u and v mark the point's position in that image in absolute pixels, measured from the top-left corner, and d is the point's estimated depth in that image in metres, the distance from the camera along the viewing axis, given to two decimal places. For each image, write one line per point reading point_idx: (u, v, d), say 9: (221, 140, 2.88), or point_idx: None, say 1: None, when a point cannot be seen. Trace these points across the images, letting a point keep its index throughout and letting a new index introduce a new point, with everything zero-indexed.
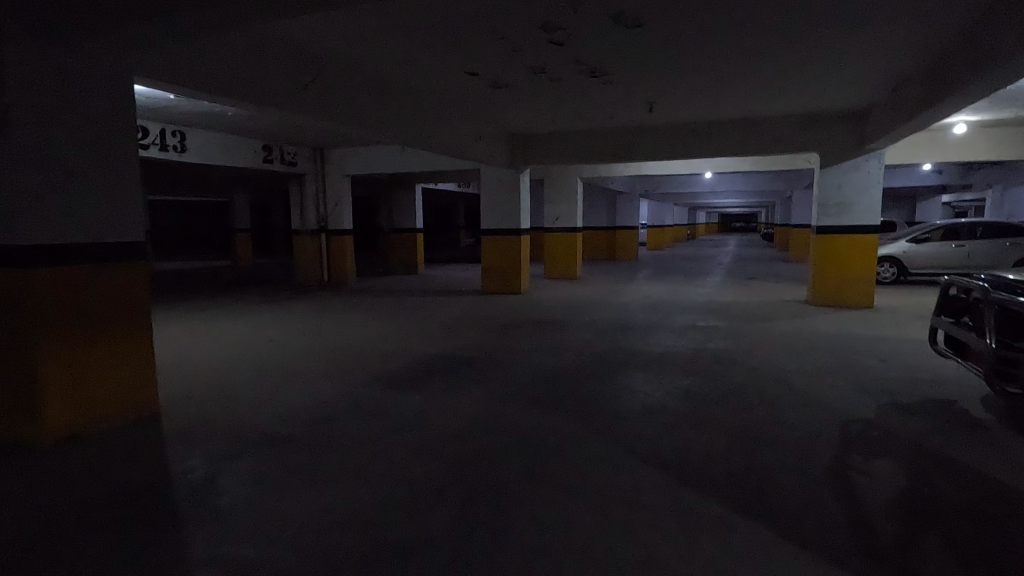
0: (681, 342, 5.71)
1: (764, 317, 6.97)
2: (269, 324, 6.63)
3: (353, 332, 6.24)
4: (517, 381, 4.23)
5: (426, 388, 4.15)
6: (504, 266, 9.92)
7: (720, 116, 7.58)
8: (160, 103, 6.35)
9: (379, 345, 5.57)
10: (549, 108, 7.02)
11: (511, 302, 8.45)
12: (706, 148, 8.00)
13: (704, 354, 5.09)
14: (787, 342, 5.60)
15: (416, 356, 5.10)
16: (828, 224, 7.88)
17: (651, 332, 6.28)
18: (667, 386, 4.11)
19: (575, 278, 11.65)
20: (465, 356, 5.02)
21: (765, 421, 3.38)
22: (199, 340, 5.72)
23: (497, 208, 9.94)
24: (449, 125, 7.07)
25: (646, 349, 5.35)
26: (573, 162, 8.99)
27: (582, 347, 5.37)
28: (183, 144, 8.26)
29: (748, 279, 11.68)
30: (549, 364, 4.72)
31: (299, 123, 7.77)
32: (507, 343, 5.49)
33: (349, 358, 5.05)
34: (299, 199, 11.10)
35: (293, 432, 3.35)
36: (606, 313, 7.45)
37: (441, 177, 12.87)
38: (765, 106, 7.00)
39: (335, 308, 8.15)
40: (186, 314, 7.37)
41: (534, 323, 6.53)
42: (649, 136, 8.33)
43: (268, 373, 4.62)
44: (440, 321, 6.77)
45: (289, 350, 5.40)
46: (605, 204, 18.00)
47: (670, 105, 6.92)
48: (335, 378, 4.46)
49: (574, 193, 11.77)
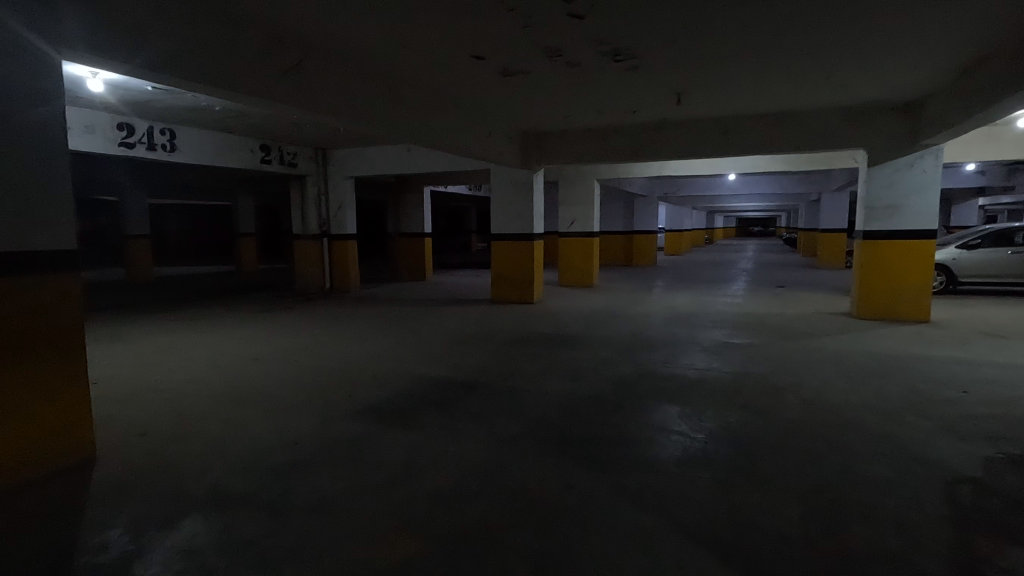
0: (717, 363, 4.99)
1: (808, 333, 6.18)
2: (257, 340, 6.03)
3: (346, 348, 5.59)
4: (529, 417, 3.56)
5: (421, 424, 3.48)
6: (515, 274, 9.25)
7: (755, 109, 6.85)
8: (139, 96, 5.79)
9: (372, 365, 4.91)
10: (566, 100, 6.35)
11: (522, 313, 7.77)
12: (739, 145, 7.26)
13: (747, 379, 4.36)
14: (842, 364, 4.84)
15: (414, 380, 4.44)
16: (876, 229, 7.07)
17: (680, 350, 5.56)
18: (709, 425, 3.41)
19: (590, 286, 10.95)
20: (470, 381, 4.35)
21: (845, 480, 2.66)
22: (172, 360, 5.14)
23: (508, 212, 9.27)
24: (456, 119, 6.44)
25: (677, 373, 4.62)
26: (590, 162, 8.30)
27: (604, 370, 4.67)
28: (173, 143, 7.71)
29: (778, 288, 10.86)
30: (566, 393, 4.03)
31: (293, 118, 7.18)
32: (517, 365, 4.81)
33: (337, 383, 4.41)
34: (300, 202, 10.52)
35: (251, 486, 2.72)
36: (628, 327, 6.73)
37: (450, 178, 12.23)
38: (807, 97, 6.27)
39: (334, 319, 7.53)
40: (173, 327, 6.83)
41: (549, 340, 5.85)
42: (675, 134, 7.62)
43: (242, 401, 4.00)
44: (444, 336, 6.13)
45: (270, 372, 4.77)
46: (622, 207, 17.23)
47: (701, 96, 6.22)
48: (317, 408, 3.83)
49: (591, 195, 11.04)
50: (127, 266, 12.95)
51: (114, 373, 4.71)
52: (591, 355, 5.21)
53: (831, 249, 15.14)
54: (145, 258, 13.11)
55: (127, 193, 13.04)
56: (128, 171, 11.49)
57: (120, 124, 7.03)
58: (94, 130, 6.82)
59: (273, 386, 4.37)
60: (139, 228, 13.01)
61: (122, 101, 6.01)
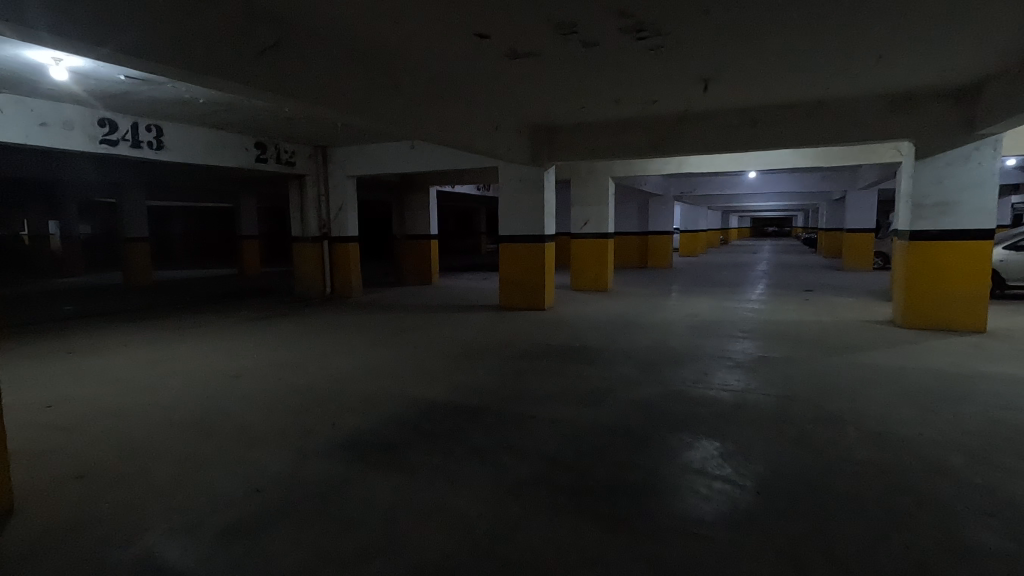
0: (756, 383, 4.37)
1: (851, 345, 5.54)
2: (243, 353, 5.53)
3: (337, 364, 5.05)
4: (540, 455, 2.99)
5: (410, 464, 2.92)
6: (525, 278, 8.67)
7: (787, 98, 6.24)
8: (112, 85, 5.31)
9: (363, 385, 4.36)
10: (579, 87, 5.77)
11: (533, 321, 7.20)
12: (768, 138, 6.63)
13: (795, 405, 3.74)
14: (901, 384, 4.19)
15: (408, 403, 3.88)
16: (925, 228, 6.40)
17: (710, 366, 4.94)
18: (759, 470, 2.81)
19: (604, 290, 10.35)
20: (473, 407, 3.78)
21: (949, 555, 2.06)
22: (144, 378, 4.64)
23: (517, 212, 8.67)
24: (458, 111, 5.87)
25: (711, 396, 4.02)
26: (605, 158, 7.70)
27: (624, 392, 4.09)
28: (160, 141, 7.23)
29: (806, 292, 10.17)
30: (585, 424, 3.44)
31: (283, 111, 6.66)
32: (527, 386, 4.23)
33: (320, 407, 3.87)
34: (299, 203, 10.02)
35: (192, 555, 2.17)
36: (649, 338, 6.12)
37: (457, 178, 11.70)
38: (847, 82, 5.63)
39: (330, 328, 7.02)
40: (158, 339, 6.36)
41: (562, 354, 5.27)
42: (697, 126, 7.00)
43: (208, 430, 3.47)
44: (446, 349, 5.57)
45: (247, 393, 4.23)
46: (636, 208, 16.61)
47: (729, 82, 5.60)
48: (293, 440, 3.29)
49: (605, 194, 10.44)
50: (125, 271, 12.59)
51: (75, 395, 4.21)
52: (610, 372, 4.62)
53: (857, 251, 14.38)
54: (144, 262, 12.75)
55: (125, 196, 12.69)
56: (124, 170, 11.09)
57: (100, 120, 6.60)
58: (73, 126, 6.39)
59: (247, 410, 3.84)
60: (138, 231, 12.66)
61: (97, 93, 5.55)
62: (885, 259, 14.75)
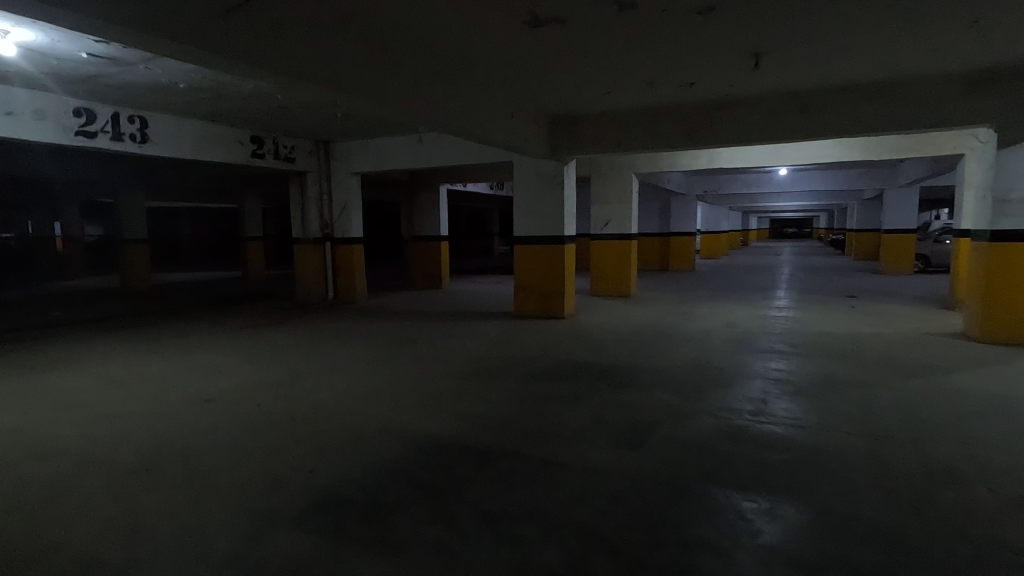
0: (826, 413, 3.61)
1: (928, 364, 4.73)
2: (224, 371, 4.87)
3: (328, 385, 4.36)
4: (575, 531, 2.24)
5: (401, 537, 2.22)
6: (542, 284, 7.94)
7: (844, 77, 5.45)
8: (79, 66, 4.72)
9: (353, 415, 3.66)
10: (607, 65, 5.03)
11: (552, 332, 6.48)
12: (820, 126, 5.87)
13: (895, 453, 2.95)
14: (1016, 420, 3.39)
15: (405, 444, 3.14)
16: (1008, 228, 5.57)
17: (764, 390, 4.19)
18: (866, 554, 2.09)
19: (625, 295, 9.61)
20: (486, 449, 3.04)
21: None
22: (103, 404, 4.00)
23: (533, 211, 7.93)
24: (468, 94, 5.17)
25: (783, 435, 3.24)
26: (632, 151, 6.95)
27: (674, 429, 3.33)
28: (145, 133, 6.64)
29: (848, 297, 9.33)
30: (625, 477, 2.71)
31: (274, 97, 6.01)
32: (551, 418, 3.50)
33: (298, 446, 3.17)
34: (299, 202, 9.39)
35: None
36: (689, 354, 5.35)
37: (468, 175, 11.00)
38: (921, 57, 4.84)
39: (328, 339, 6.34)
40: (137, 352, 5.74)
41: (590, 374, 4.53)
42: (739, 113, 6.23)
43: (154, 483, 2.78)
44: (455, 365, 4.86)
45: (214, 423, 3.57)
46: (657, 207, 15.81)
47: (785, 57, 4.81)
48: (255, 498, 2.59)
49: (628, 191, 9.66)
50: (122, 274, 12.11)
51: (14, 426, 3.58)
52: (651, 400, 3.87)
53: (896, 253, 13.45)
54: (142, 265, 12.28)
55: (123, 196, 12.23)
56: (119, 167, 10.56)
57: (78, 110, 6.02)
58: (46, 116, 5.80)
59: (208, 451, 3.14)
60: (137, 232, 12.19)
61: (63, 75, 4.94)
62: (926, 262, 13.80)
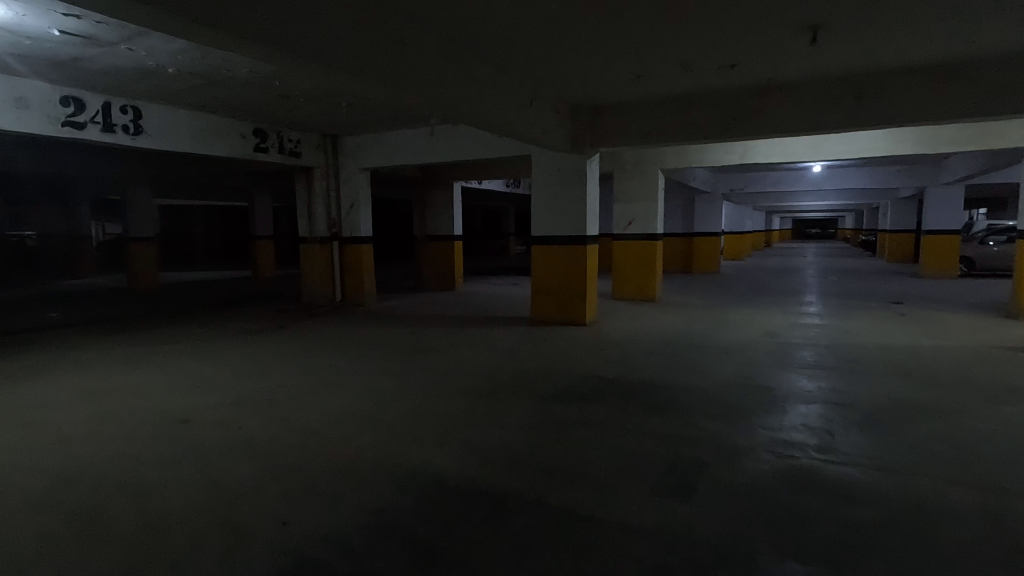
0: (909, 451, 3.00)
1: (1012, 387, 4.08)
2: (210, 384, 4.39)
3: (322, 405, 3.85)
4: None
5: None
6: (561, 288, 7.38)
7: (908, 57, 4.80)
8: (56, 47, 4.30)
9: (346, 444, 3.14)
10: (640, 44, 4.45)
11: (573, 341, 5.92)
12: (875, 113, 5.25)
13: (1018, 514, 2.35)
14: None
15: (402, 486, 2.61)
16: None
17: (825, 416, 3.58)
18: None
19: (649, 299, 9.02)
20: (499, 497, 2.49)
21: None
22: (69, 425, 3.55)
23: (553, 209, 7.36)
24: (482, 78, 4.63)
25: (866, 483, 2.64)
26: (663, 143, 6.34)
27: (729, 471, 2.75)
28: (138, 124, 6.22)
29: (893, 303, 8.62)
30: (673, 542, 2.14)
31: (270, 84, 5.53)
32: (580, 453, 2.93)
33: (275, 486, 2.66)
34: (306, 199, 8.95)
35: None
36: (728, 370, 4.73)
37: (483, 171, 10.45)
38: (1006, 30, 4.18)
39: (330, 347, 5.84)
40: (124, 360, 5.31)
41: (620, 395, 3.96)
42: (783, 100, 5.61)
43: (93, 536, 2.28)
44: (465, 382, 4.32)
45: (185, 453, 3.08)
46: (680, 206, 15.10)
47: (845, 32, 4.20)
48: (210, 564, 2.07)
49: (653, 189, 9.05)
50: (128, 274, 11.80)
51: None
52: (694, 430, 3.29)
53: (938, 255, 12.62)
54: (149, 264, 11.97)
55: (130, 193, 11.94)
56: (122, 162, 10.22)
57: (65, 98, 5.61)
58: (31, 105, 5.41)
59: (169, 491, 2.64)
60: (143, 230, 11.87)
61: (39, 56, 4.51)
62: (970, 264, 13.00)
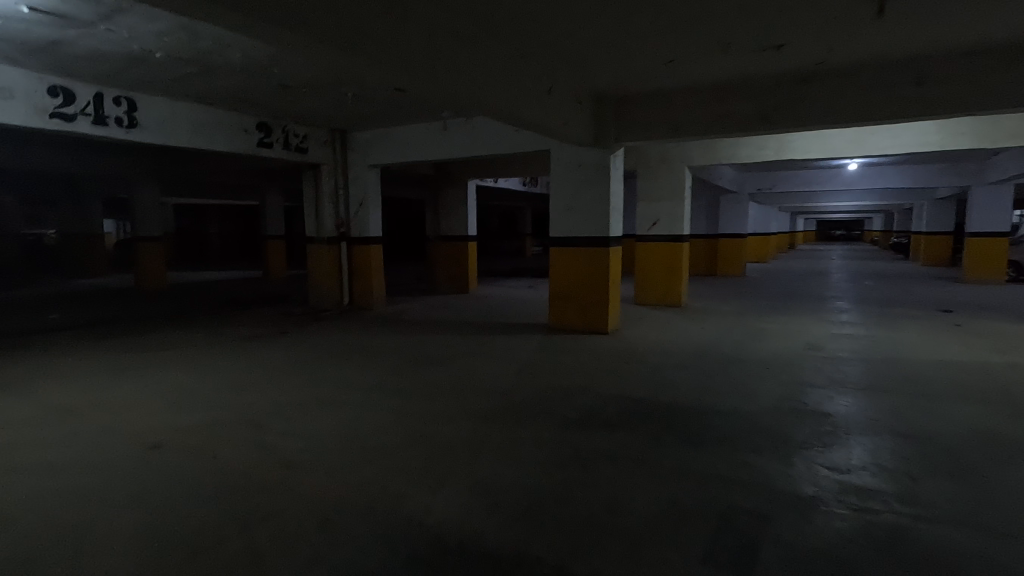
0: (1014, 505, 2.43)
1: None
2: (195, 401, 3.97)
3: (313, 429, 3.39)
4: None
5: None
6: (581, 293, 6.87)
7: (982, 36, 4.21)
8: (31, 27, 3.92)
9: (333, 483, 2.67)
10: (677, 21, 3.92)
11: (595, 352, 5.42)
12: (940, 99, 4.65)
13: None
14: None
15: (394, 546, 2.12)
16: None
17: (897, 453, 3.01)
18: None
19: (674, 304, 8.47)
20: (511, 566, 1.98)
21: None
22: (27, 450, 3.14)
23: (574, 209, 6.84)
24: (497, 61, 4.14)
25: (974, 550, 2.09)
26: (695, 136, 5.78)
27: (797, 530, 2.21)
28: (133, 116, 5.85)
29: (941, 311, 7.97)
30: None
31: (268, 71, 5.12)
32: (612, 502, 2.42)
33: (242, 541, 2.19)
34: (314, 197, 8.55)
35: None
36: (771, 390, 4.18)
37: (499, 169, 9.98)
38: None
39: (332, 357, 5.39)
40: (109, 369, 4.93)
41: (653, 421, 3.44)
42: (832, 87, 5.03)
43: None
44: (475, 402, 3.84)
45: (146, 491, 2.62)
46: (705, 206, 14.47)
47: (915, 5, 3.64)
48: None
49: (680, 187, 8.49)
50: (136, 273, 11.57)
51: None
52: (745, 470, 2.75)
53: (984, 258, 11.83)
54: (156, 263, 11.71)
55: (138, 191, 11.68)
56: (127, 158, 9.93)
57: (53, 88, 5.26)
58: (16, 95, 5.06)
59: (115, 545, 2.19)
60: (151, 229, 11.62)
61: (14, 38, 4.15)
62: (1018, 269, 12.19)
